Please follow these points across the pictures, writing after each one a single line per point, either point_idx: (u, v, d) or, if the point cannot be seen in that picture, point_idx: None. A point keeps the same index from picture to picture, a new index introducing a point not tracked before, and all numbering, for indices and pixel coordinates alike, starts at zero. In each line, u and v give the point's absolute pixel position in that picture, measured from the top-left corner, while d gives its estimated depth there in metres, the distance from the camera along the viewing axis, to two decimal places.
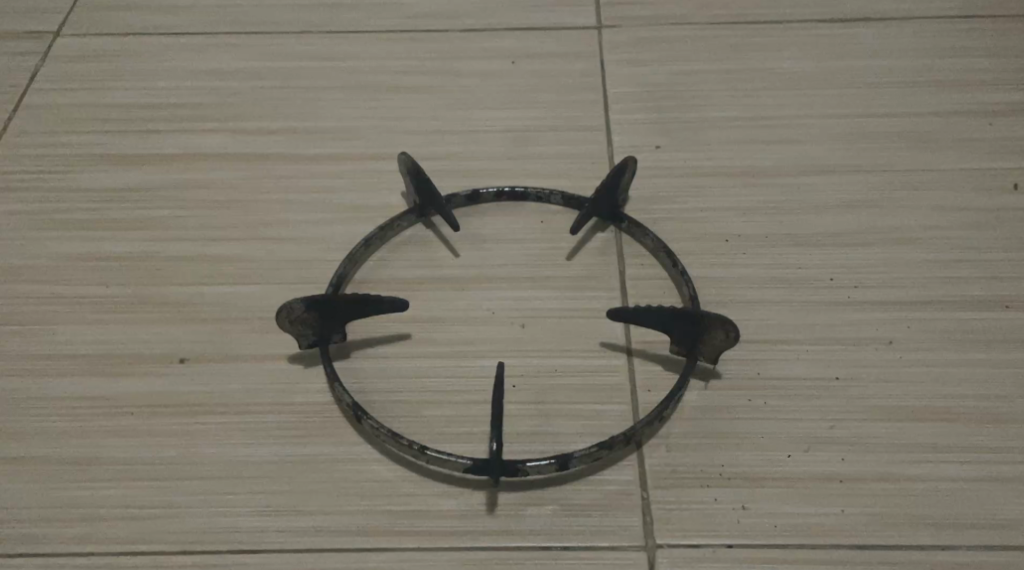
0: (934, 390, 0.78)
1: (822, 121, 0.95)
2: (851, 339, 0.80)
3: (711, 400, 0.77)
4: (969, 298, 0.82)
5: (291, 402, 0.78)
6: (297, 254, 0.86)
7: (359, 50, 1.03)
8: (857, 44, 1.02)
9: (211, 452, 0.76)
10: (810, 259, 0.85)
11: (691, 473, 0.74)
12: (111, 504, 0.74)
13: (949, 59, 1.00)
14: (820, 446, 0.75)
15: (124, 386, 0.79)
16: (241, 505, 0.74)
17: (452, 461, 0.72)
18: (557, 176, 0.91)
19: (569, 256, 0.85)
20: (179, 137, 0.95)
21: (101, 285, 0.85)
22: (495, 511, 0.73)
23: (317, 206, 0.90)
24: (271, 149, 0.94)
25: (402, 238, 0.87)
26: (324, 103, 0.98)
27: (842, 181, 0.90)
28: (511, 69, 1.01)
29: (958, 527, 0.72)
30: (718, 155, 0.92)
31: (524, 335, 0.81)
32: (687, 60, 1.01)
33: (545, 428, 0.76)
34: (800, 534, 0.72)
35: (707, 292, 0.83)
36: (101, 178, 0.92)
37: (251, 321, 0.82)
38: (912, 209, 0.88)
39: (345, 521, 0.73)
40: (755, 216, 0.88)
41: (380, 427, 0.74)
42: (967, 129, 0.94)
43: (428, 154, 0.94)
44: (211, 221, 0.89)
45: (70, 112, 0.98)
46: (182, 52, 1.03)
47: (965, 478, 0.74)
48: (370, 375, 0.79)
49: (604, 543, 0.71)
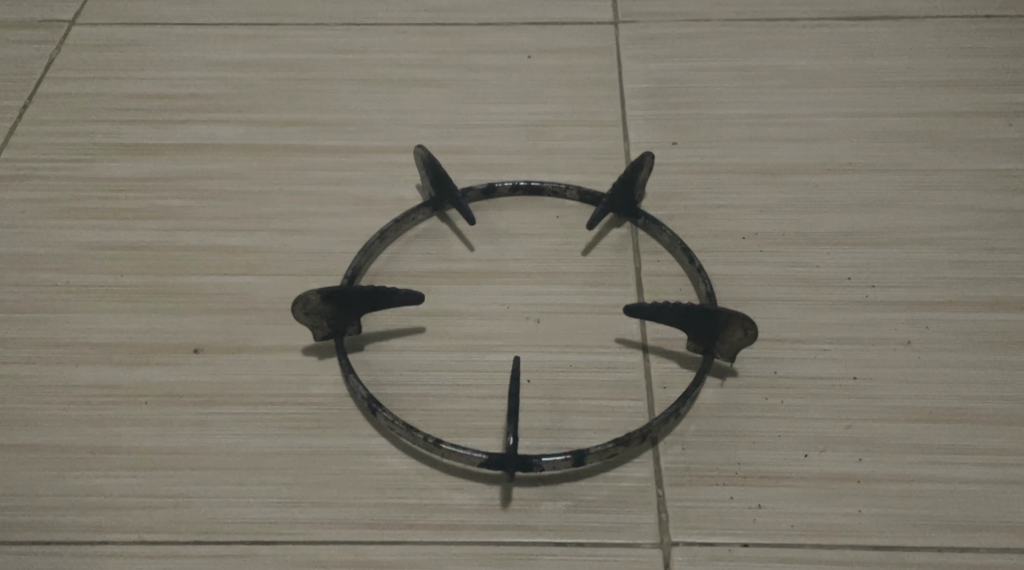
0: (952, 391, 0.77)
1: (839, 119, 0.95)
2: (868, 338, 0.80)
3: (727, 398, 0.77)
4: (987, 299, 0.82)
5: (305, 394, 0.78)
6: (312, 246, 0.86)
7: (375, 43, 1.03)
8: (875, 43, 1.02)
9: (225, 443, 0.76)
10: (827, 258, 0.85)
11: (707, 470, 0.74)
12: (127, 493, 0.74)
13: (968, 59, 0.99)
14: (836, 446, 0.75)
15: (140, 375, 0.79)
16: (256, 496, 0.74)
17: (466, 455, 0.71)
18: (573, 171, 0.91)
19: (584, 252, 0.85)
20: (195, 127, 0.95)
21: (116, 274, 0.85)
22: (510, 506, 0.73)
23: (333, 198, 0.90)
24: (286, 140, 0.94)
25: (417, 231, 0.87)
26: (340, 95, 0.98)
27: (861, 180, 0.90)
28: (526, 64, 1.00)
29: (975, 529, 0.72)
30: (736, 153, 0.92)
31: (539, 330, 0.80)
32: (705, 57, 1.00)
33: (559, 424, 0.76)
34: (816, 534, 0.72)
35: (723, 290, 0.83)
36: (116, 167, 0.92)
37: (265, 312, 0.82)
38: (930, 208, 0.88)
39: (360, 514, 0.73)
40: (773, 213, 0.87)
41: (394, 419, 0.73)
42: (987, 130, 0.93)
43: (444, 147, 0.93)
44: (227, 211, 0.89)
45: (87, 101, 0.98)
46: (197, 42, 1.03)
47: (983, 481, 0.74)
48: (385, 367, 0.79)
49: (619, 539, 0.71)
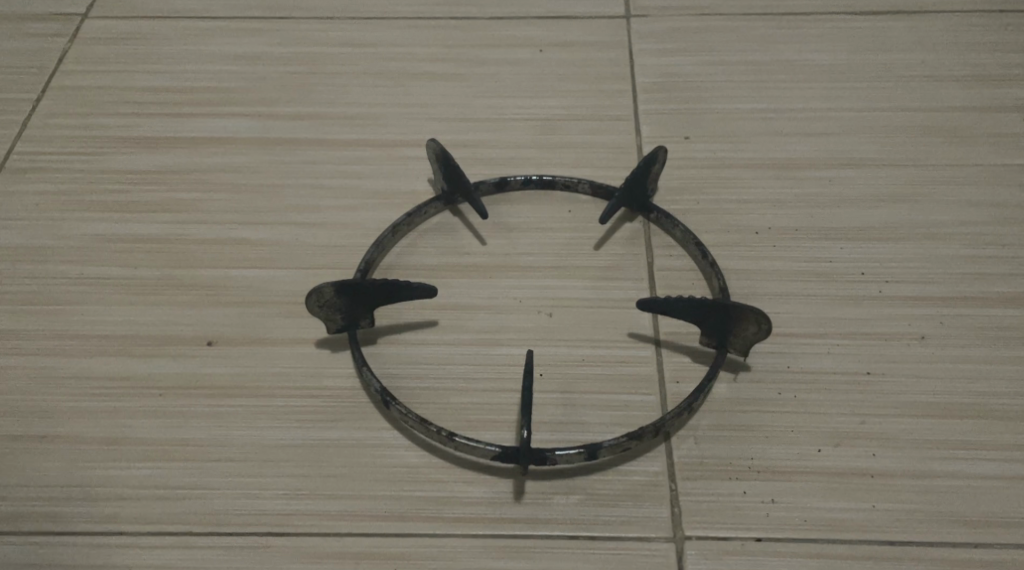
0: (966, 386, 0.77)
1: (852, 114, 0.95)
2: (882, 333, 0.80)
3: (741, 392, 0.77)
4: (1002, 295, 0.82)
5: (320, 387, 0.78)
6: (325, 239, 0.86)
7: (387, 37, 1.03)
8: (887, 36, 1.01)
9: (239, 434, 0.76)
10: (839, 253, 0.84)
11: (720, 464, 0.74)
12: (142, 484, 0.75)
13: (982, 54, 0.99)
14: (849, 441, 0.75)
15: (154, 367, 0.80)
16: (270, 487, 0.74)
17: (480, 448, 0.72)
18: (585, 166, 0.91)
19: (596, 246, 0.85)
20: (208, 121, 0.96)
21: (130, 266, 0.85)
22: (523, 499, 0.73)
23: (346, 191, 0.90)
24: (298, 133, 0.94)
25: (429, 225, 0.87)
26: (352, 88, 0.98)
27: (875, 175, 0.90)
28: (538, 58, 1.00)
29: (990, 525, 0.72)
30: (749, 147, 0.92)
31: (552, 324, 0.80)
32: (717, 52, 1.00)
33: (572, 418, 0.76)
34: (828, 528, 0.72)
35: (736, 284, 0.83)
36: (131, 160, 0.93)
37: (279, 305, 0.83)
38: (945, 204, 0.87)
39: (375, 506, 0.73)
40: (786, 208, 0.87)
41: (409, 412, 0.74)
42: (1002, 125, 0.93)
43: (456, 141, 0.93)
44: (240, 205, 0.89)
45: (100, 95, 0.98)
46: (209, 36, 1.03)
47: (998, 476, 0.74)
48: (398, 361, 0.79)
49: (633, 533, 0.72)
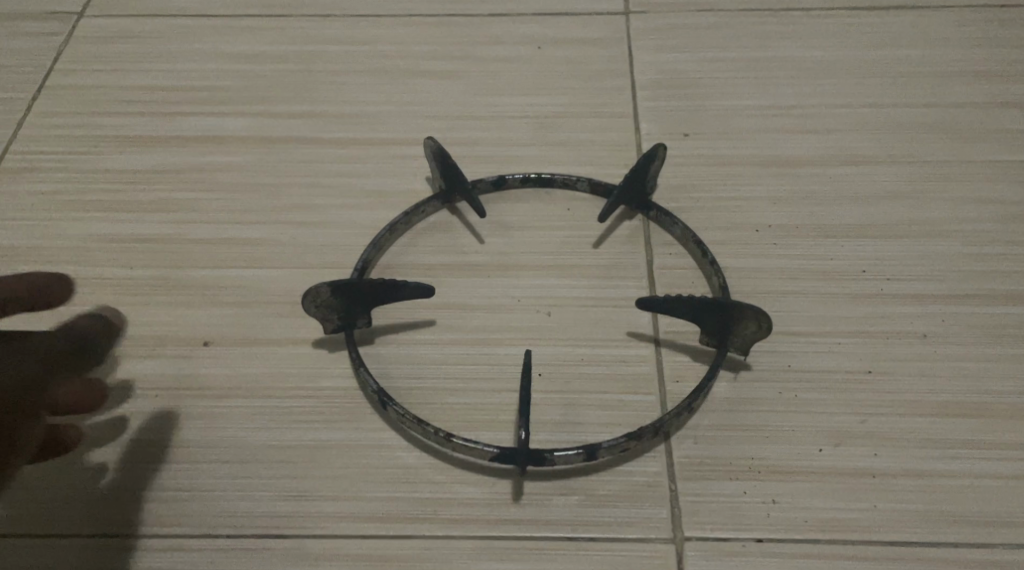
0: (970, 385, 0.77)
1: (854, 111, 0.94)
2: (884, 332, 0.79)
3: (741, 391, 0.76)
4: (1005, 292, 0.81)
5: (317, 387, 0.78)
6: (323, 239, 0.86)
7: (385, 34, 1.02)
8: (889, 32, 1.01)
9: (236, 435, 0.76)
10: (841, 250, 0.84)
11: (721, 464, 0.73)
12: (137, 486, 0.74)
13: (983, 50, 0.98)
14: (851, 440, 0.74)
15: (150, 367, 0.79)
16: (267, 489, 0.74)
17: (478, 448, 0.71)
18: (584, 164, 0.91)
19: (596, 244, 0.84)
20: (205, 119, 0.95)
21: (126, 267, 0.85)
22: (521, 500, 0.72)
23: (343, 190, 0.89)
24: (295, 132, 0.94)
25: (427, 224, 0.86)
26: (350, 87, 0.97)
27: (877, 172, 0.89)
28: (537, 56, 1.00)
29: (993, 525, 0.71)
30: (749, 144, 0.91)
31: (551, 323, 0.80)
32: (717, 48, 0.99)
33: (571, 418, 0.75)
34: (829, 529, 0.71)
35: (736, 283, 0.82)
36: (127, 160, 0.92)
37: (276, 305, 0.82)
38: (947, 200, 0.87)
39: (373, 507, 0.73)
40: (786, 206, 0.87)
41: (406, 413, 0.73)
42: (1004, 121, 0.92)
43: (454, 139, 0.93)
44: (237, 204, 0.88)
45: (96, 94, 0.97)
46: (206, 35, 1.02)
47: (1001, 476, 0.73)
48: (396, 361, 0.78)
49: (633, 534, 0.71)
